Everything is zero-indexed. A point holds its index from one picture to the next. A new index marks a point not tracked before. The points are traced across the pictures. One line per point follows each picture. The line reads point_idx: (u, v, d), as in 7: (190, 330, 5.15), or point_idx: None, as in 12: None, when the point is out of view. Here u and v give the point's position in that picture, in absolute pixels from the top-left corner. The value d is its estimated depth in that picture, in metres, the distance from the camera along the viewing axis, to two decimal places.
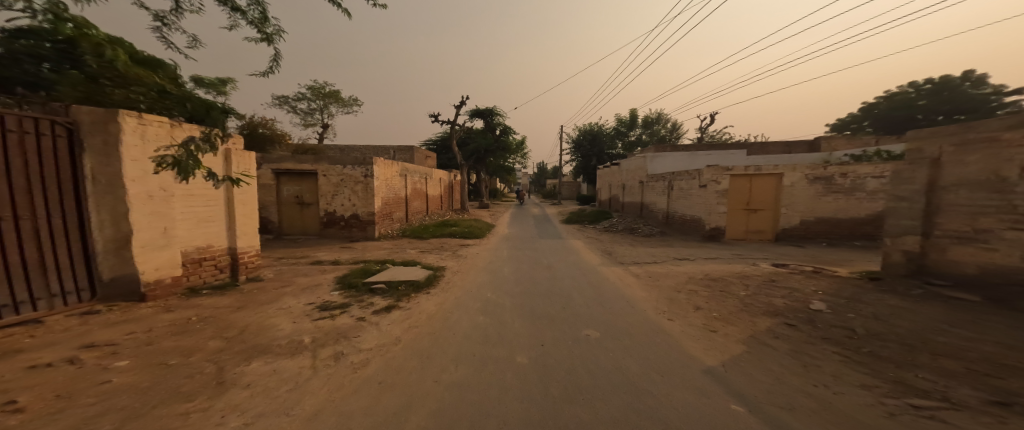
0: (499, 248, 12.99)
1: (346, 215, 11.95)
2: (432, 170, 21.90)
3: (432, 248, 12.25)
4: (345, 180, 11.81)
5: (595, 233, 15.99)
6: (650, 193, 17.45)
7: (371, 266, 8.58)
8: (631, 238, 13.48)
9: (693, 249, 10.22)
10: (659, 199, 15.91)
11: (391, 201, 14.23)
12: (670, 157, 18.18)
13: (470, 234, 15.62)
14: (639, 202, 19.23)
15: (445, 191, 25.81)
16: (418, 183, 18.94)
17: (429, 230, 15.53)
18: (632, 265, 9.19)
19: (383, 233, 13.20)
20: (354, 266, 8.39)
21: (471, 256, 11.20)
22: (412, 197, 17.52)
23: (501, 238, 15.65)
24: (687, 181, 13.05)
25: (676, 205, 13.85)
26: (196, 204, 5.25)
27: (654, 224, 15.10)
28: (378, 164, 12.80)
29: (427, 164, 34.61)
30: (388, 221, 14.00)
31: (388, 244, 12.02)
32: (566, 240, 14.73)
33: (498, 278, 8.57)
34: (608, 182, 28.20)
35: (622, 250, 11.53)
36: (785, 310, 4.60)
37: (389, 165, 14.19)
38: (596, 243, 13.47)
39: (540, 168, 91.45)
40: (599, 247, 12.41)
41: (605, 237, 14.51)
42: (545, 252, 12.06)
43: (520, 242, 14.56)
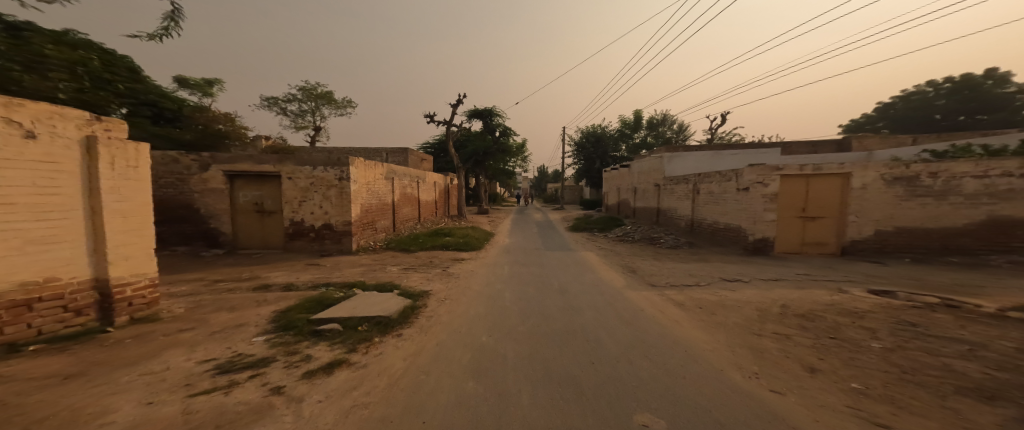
0: (499, 264, 10.99)
1: (316, 225, 9.99)
2: (425, 174, 20.03)
3: (419, 265, 10.28)
4: (315, 184, 9.85)
5: (609, 243, 14.02)
6: (669, 197, 15.49)
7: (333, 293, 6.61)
8: (653, 250, 11.52)
9: (741, 267, 8.23)
10: (682, 204, 13.97)
11: (374, 208, 12.30)
12: (690, 157, 16.27)
13: (465, 245, 13.67)
14: (655, 208, 17.29)
15: (440, 196, 23.89)
16: (409, 187, 17.04)
17: (419, 242, 13.59)
18: (668, 289, 7.19)
19: (364, 246, 11.28)
20: (309, 294, 6.40)
21: (465, 276, 9.22)
22: (401, 203, 15.60)
23: (501, 251, 13.66)
24: (720, 184, 11.10)
25: (705, 212, 11.92)
26: (16, 218, 3.45)
27: (677, 233, 13.13)
28: (356, 166, 10.89)
29: (422, 167, 32.78)
30: (371, 231, 12.08)
31: (367, 260, 10.05)
32: (577, 253, 12.72)
33: (498, 310, 6.59)
34: (615, 186, 26.33)
35: (648, 266, 9.53)
36: (1001, 391, 2.65)
37: (371, 167, 12.27)
38: (613, 256, 11.46)
39: (540, 173, 89.69)
40: (618, 262, 10.42)
41: (622, 249, 12.53)
42: (554, 269, 10.08)
43: (523, 256, 12.57)
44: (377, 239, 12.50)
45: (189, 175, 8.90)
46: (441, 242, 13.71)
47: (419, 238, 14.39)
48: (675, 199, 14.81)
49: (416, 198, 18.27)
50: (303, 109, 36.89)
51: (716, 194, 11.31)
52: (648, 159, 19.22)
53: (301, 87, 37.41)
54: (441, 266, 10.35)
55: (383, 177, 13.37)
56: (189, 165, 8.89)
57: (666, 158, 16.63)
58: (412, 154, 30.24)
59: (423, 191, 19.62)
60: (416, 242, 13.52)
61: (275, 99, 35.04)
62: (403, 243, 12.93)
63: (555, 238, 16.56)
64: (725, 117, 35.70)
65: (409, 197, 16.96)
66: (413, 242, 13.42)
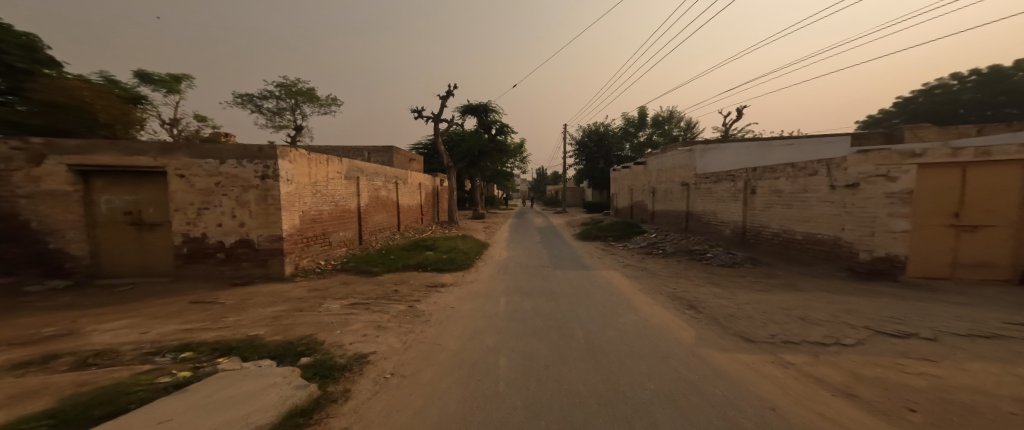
0: (491, 296, 7.81)
1: (225, 243, 6.84)
2: (406, 174, 17.04)
3: (377, 297, 7.14)
4: (222, 183, 6.71)
5: (634, 258, 10.96)
6: (704, 199, 12.50)
7: (164, 372, 3.38)
8: (701, 269, 8.51)
9: (878, 305, 5.14)
10: (726, 208, 10.90)
11: (326, 216, 9.18)
12: (727, 150, 13.24)
13: (449, 263, 10.58)
14: (683, 212, 14.22)
15: (426, 200, 20.80)
16: (384, 189, 14.01)
17: (392, 259, 10.57)
18: (792, 348, 4.08)
19: (308, 267, 8.18)
20: (111, 374, 3.23)
21: (439, 322, 6.06)
22: (371, 210, 12.55)
23: (494, 271, 10.49)
24: (796, 180, 8.09)
25: (769, 217, 8.93)
26: None
27: (725, 245, 10.07)
28: (297, 158, 7.88)
29: (410, 167, 29.99)
30: (321, 247, 8.98)
31: (301, 290, 6.91)
32: (596, 275, 9.57)
33: (487, 407, 3.48)
34: (625, 186, 23.58)
35: (712, 298, 6.41)
36: None
37: (328, 163, 9.33)
38: (650, 280, 8.33)
39: (540, 174, 86.64)
40: (662, 291, 7.30)
41: (656, 267, 9.45)
42: (572, 305, 6.94)
43: (526, 279, 9.43)
44: (332, 257, 9.42)
45: (10, 172, 5.81)
46: (418, 259, 10.65)
47: (392, 254, 11.32)
48: (714, 201, 11.76)
49: (394, 203, 15.23)
50: (279, 108, 34.28)
51: (789, 194, 8.28)
52: (670, 154, 16.18)
53: (279, 83, 34.72)
54: (409, 299, 7.21)
55: (343, 176, 10.33)
56: (9, 157, 5.82)
57: (697, 151, 13.60)
58: (398, 154, 27.25)
59: (404, 195, 16.54)
60: (387, 259, 10.49)
61: (250, 95, 32.37)
62: (367, 261, 9.85)
63: (563, 251, 13.49)
64: (740, 111, 32.75)
65: (384, 202, 13.90)
66: (382, 259, 10.36)
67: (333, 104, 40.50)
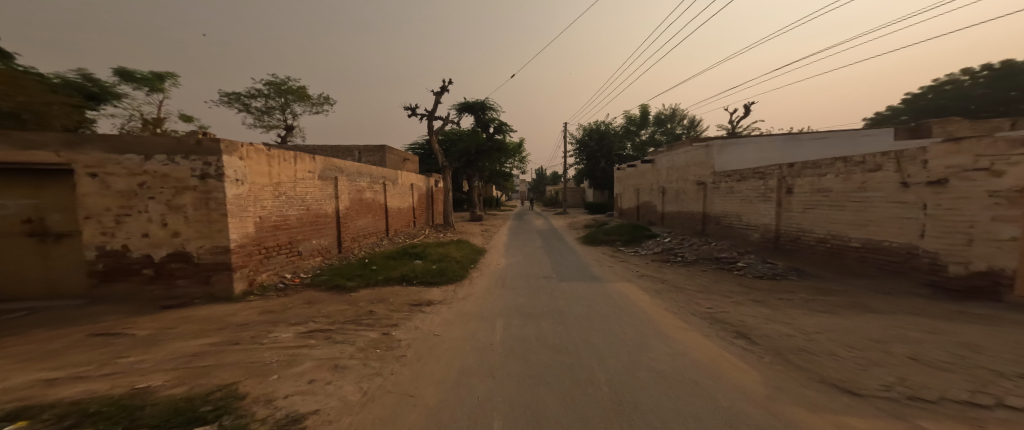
0: (485, 321, 6.49)
1: (154, 257, 5.54)
2: (396, 174, 15.76)
3: (344, 321, 5.79)
4: (148, 184, 5.43)
5: (649, 267, 9.64)
6: (725, 199, 11.21)
7: None
8: (734, 281, 7.21)
9: (1004, 337, 3.82)
10: (753, 209, 9.60)
11: (295, 223, 7.86)
12: (749, 146, 11.89)
13: (438, 275, 9.26)
14: (699, 214, 12.90)
15: (419, 202, 19.50)
16: (370, 191, 12.72)
17: (374, 270, 9.23)
18: (940, 412, 2.70)
19: (268, 283, 6.84)
20: None
21: (417, 360, 4.72)
22: (353, 213, 11.24)
23: (490, 285, 9.13)
24: (850, 176, 6.79)
25: (812, 220, 7.62)
26: None
27: (756, 252, 8.74)
28: (255, 153, 6.53)
29: (405, 167, 28.82)
30: (287, 258, 7.65)
31: (249, 313, 5.56)
32: (608, 289, 8.25)
33: None
34: (630, 186, 22.49)
35: (762, 322, 5.08)
36: None
37: (299, 160, 8.02)
38: (674, 295, 7.01)
39: (540, 175, 85.43)
40: (693, 311, 5.98)
41: (678, 278, 8.13)
42: (585, 333, 5.63)
43: (527, 296, 8.11)
44: (301, 270, 8.08)
45: None
46: (404, 270, 9.33)
47: (375, 264, 9.99)
48: (737, 202, 10.45)
49: (382, 205, 13.92)
50: (268, 107, 33.28)
51: (840, 193, 6.97)
52: (681, 151, 14.91)
53: (267, 81, 33.72)
54: (384, 324, 5.86)
55: (320, 176, 8.99)
56: None
57: (714, 147, 12.29)
58: (391, 154, 26.03)
59: (393, 197, 15.24)
60: (369, 270, 9.15)
61: (238, 94, 31.37)
62: (344, 274, 8.51)
63: (568, 258, 12.17)
64: (748, 107, 31.50)
65: (370, 205, 12.58)
66: (361, 270, 9.03)
67: (326, 103, 39.52)
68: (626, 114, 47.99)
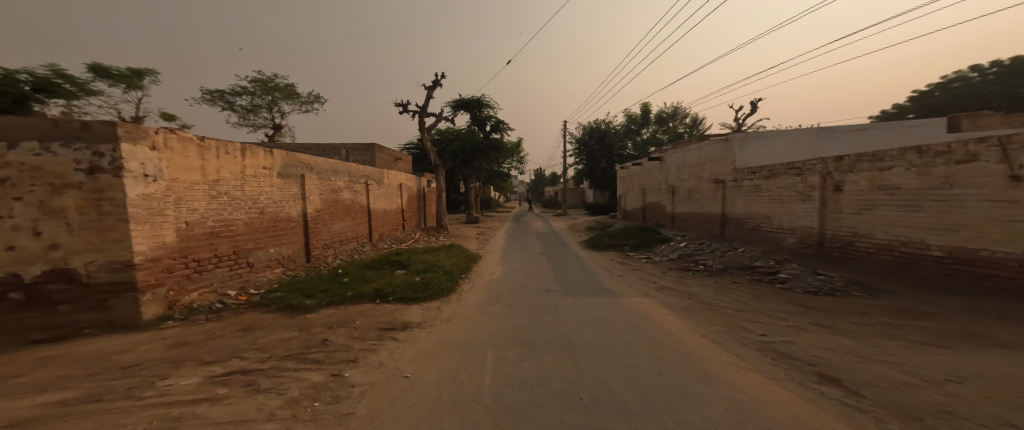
0: (474, 354, 5.07)
1: (25, 275, 4.24)
2: (381, 174, 14.43)
3: (281, 354, 4.37)
4: (17, 181, 4.16)
5: (666, 278, 8.25)
6: (749, 199, 9.85)
7: None
8: (778, 297, 5.84)
9: None
10: (785, 210, 8.24)
11: (244, 230, 6.49)
12: (778, 139, 10.30)
13: (420, 291, 7.82)
14: (717, 216, 11.51)
15: (409, 204, 18.06)
16: (349, 192, 11.35)
17: (345, 284, 7.77)
18: None
19: (197, 304, 5.39)
20: None
21: (369, 421, 3.30)
22: (327, 218, 9.85)
23: (481, 302, 7.71)
24: (929, 170, 5.44)
25: (870, 222, 6.28)
26: None
27: (795, 261, 7.35)
28: (177, 143, 5.14)
29: (397, 167, 27.50)
30: (230, 271, 6.20)
31: (150, 347, 4.18)
32: (622, 306, 6.86)
33: None
34: (634, 186, 21.25)
35: (846, 356, 3.70)
36: None
37: (249, 154, 6.58)
38: (707, 314, 5.62)
39: (539, 175, 84.38)
40: (739, 336, 4.60)
41: (706, 292, 6.74)
42: (601, 374, 4.23)
43: (526, 316, 6.71)
44: (251, 285, 6.63)
45: None
46: (381, 284, 7.88)
47: (348, 275, 8.53)
48: (764, 201, 9.07)
49: (364, 208, 12.50)
50: (253, 105, 32.03)
51: (913, 191, 5.63)
52: (693, 147, 13.58)
53: (254, 78, 32.45)
54: (334, 360, 4.45)
55: (279, 172, 7.57)
56: None
57: (734, 139, 10.88)
58: (381, 153, 24.66)
59: (378, 199, 13.80)
60: (338, 283, 7.69)
61: (221, 91, 30.12)
62: (305, 288, 7.03)
63: (572, 267, 10.75)
64: (754, 103, 30.26)
65: (349, 207, 11.14)
66: (328, 284, 7.56)
67: (316, 102, 38.26)
68: (627, 113, 46.77)
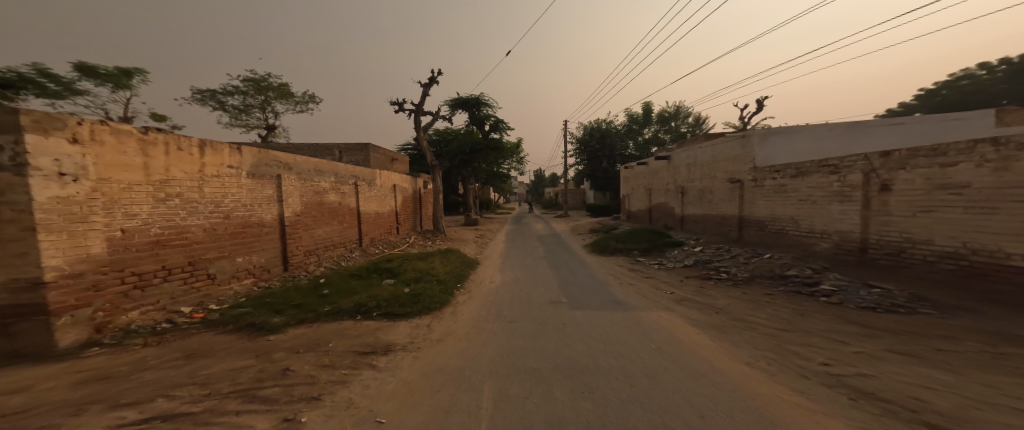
0: (467, 388, 4.16)
1: None
2: (373, 174, 13.55)
3: (225, 391, 3.47)
4: None
5: (685, 288, 7.36)
6: (772, 199, 8.96)
7: None
8: (828, 312, 4.94)
9: None
10: (817, 211, 7.37)
11: (203, 237, 5.63)
12: (805, 135, 9.31)
13: (409, 305, 6.93)
14: (733, 218, 10.63)
15: (403, 206, 17.19)
16: (336, 194, 10.45)
17: (324, 296, 6.87)
18: None
19: (135, 326, 4.51)
20: None
21: None
22: (309, 222, 8.94)
23: (478, 318, 6.79)
24: (1011, 166, 4.59)
25: (930, 226, 5.41)
26: None
27: (835, 269, 6.45)
28: (110, 136, 4.31)
29: (393, 168, 26.64)
30: (183, 285, 5.34)
31: (54, 384, 3.28)
32: (639, 322, 5.97)
33: None
34: (640, 187, 20.39)
35: (958, 401, 2.81)
36: None
37: (209, 150, 5.74)
38: (744, 332, 4.74)
39: (539, 176, 83.58)
40: (794, 365, 3.72)
41: (736, 305, 5.85)
42: (630, 417, 3.31)
43: (529, 336, 5.80)
44: (211, 300, 5.74)
45: None
46: (364, 297, 6.99)
47: (329, 286, 7.63)
48: (790, 202, 8.20)
49: (354, 211, 11.64)
50: (245, 104, 31.29)
51: (988, 190, 4.77)
52: (705, 145, 12.73)
53: (246, 77, 31.68)
54: (292, 398, 3.55)
55: (249, 172, 6.70)
56: None
57: (752, 135, 10.02)
58: (376, 153, 23.84)
59: (370, 201, 12.94)
60: (316, 296, 6.80)
61: (212, 90, 29.35)
62: (275, 303, 6.13)
63: (578, 276, 9.84)
64: (761, 102, 29.47)
65: (336, 210, 10.27)
66: (305, 297, 6.66)
67: (312, 103, 37.49)
68: (628, 113, 46.00)
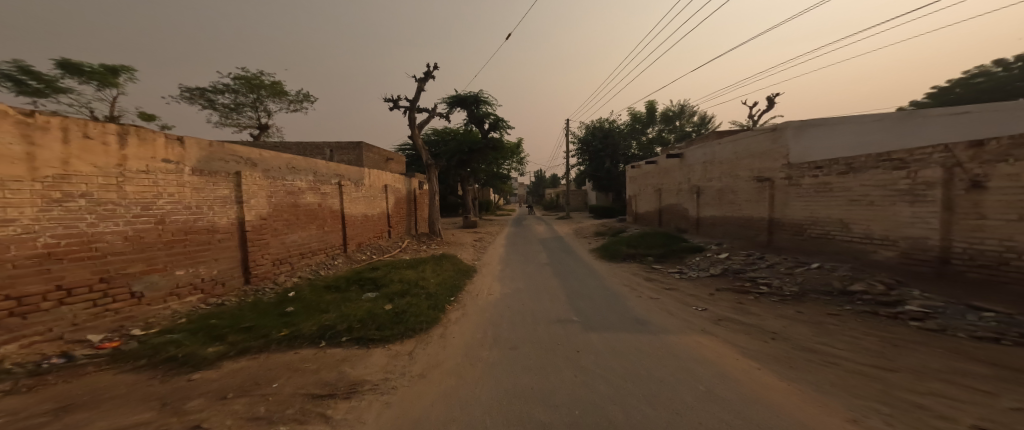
0: None
1: None
2: (362, 173, 12.43)
3: None
4: None
5: (719, 303, 6.17)
6: (810, 199, 7.77)
7: None
8: (931, 344, 3.75)
9: None
10: (876, 213, 6.23)
11: (123, 247, 4.58)
12: (840, 128, 7.78)
13: (387, 325, 5.76)
14: (762, 220, 9.44)
15: (396, 208, 16.05)
16: (317, 195, 9.32)
17: (285, 315, 5.71)
18: None
19: (7, 366, 3.44)
20: None
21: None
22: (282, 227, 7.80)
23: (469, 344, 5.63)
24: None
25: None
26: None
27: (909, 284, 5.25)
28: None
29: (388, 168, 25.55)
30: (92, 309, 4.28)
31: None
32: (667, 348, 4.81)
33: None
34: (648, 187, 19.23)
35: None
36: None
37: (130, 140, 4.66)
38: (822, 368, 3.56)
39: (540, 177, 82.37)
40: (926, 427, 2.55)
41: (793, 327, 4.68)
42: None
43: (529, 371, 4.65)
44: (133, 324, 4.65)
45: None
46: (335, 315, 5.83)
47: (297, 301, 6.46)
48: (837, 201, 7.02)
49: (337, 213, 10.50)
50: (236, 103, 30.29)
51: None
52: (724, 141, 11.59)
53: (238, 76, 30.77)
54: None
55: (196, 169, 5.59)
56: None
57: (784, 128, 8.88)
58: (370, 152, 22.74)
59: (357, 203, 11.79)
60: (276, 314, 5.64)
61: (202, 88, 28.51)
62: (220, 325, 4.98)
63: (587, 288, 8.66)
64: (772, 99, 28.35)
65: (315, 214, 9.12)
66: (260, 317, 5.50)
67: (306, 101, 36.59)
68: (631, 112, 44.93)
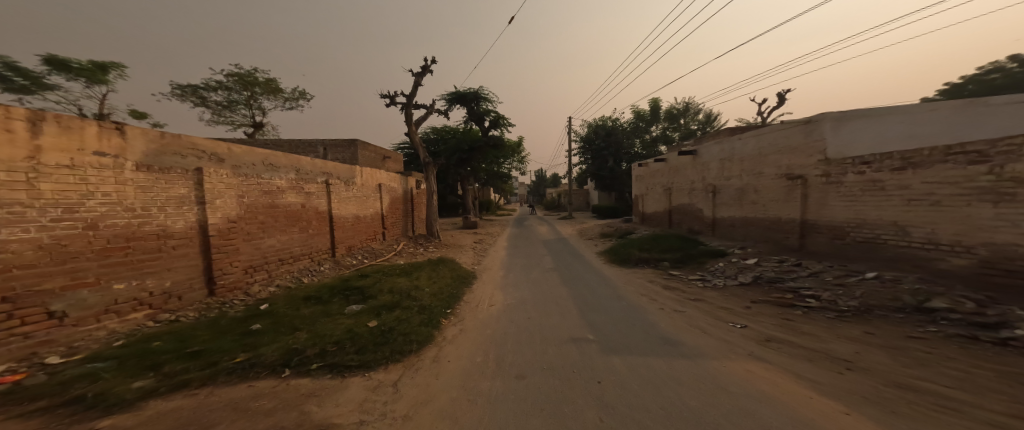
0: None
1: None
2: (353, 171, 11.57)
3: None
4: None
5: (762, 318, 5.28)
6: (858, 200, 6.95)
7: None
8: None
9: None
10: (942, 215, 5.58)
11: (33, 256, 3.68)
12: (894, 119, 6.82)
13: (370, 348, 4.86)
14: (792, 222, 8.57)
15: (391, 208, 15.19)
16: (301, 195, 8.45)
17: (248, 334, 4.80)
18: None
19: None
20: None
21: None
22: (259, 231, 6.92)
23: (466, 371, 4.73)
24: None
25: None
26: None
27: (1004, 300, 4.41)
28: None
29: (384, 166, 24.69)
30: None
31: None
32: (709, 378, 3.89)
33: None
34: (657, 186, 18.35)
35: None
36: None
37: (46, 128, 3.79)
38: (941, 418, 2.70)
39: (541, 177, 81.49)
40: None
41: (871, 355, 3.80)
42: None
43: (541, 411, 3.70)
44: (52, 350, 3.75)
45: None
46: (308, 335, 4.92)
47: (267, 317, 5.55)
48: (892, 202, 6.33)
49: (324, 215, 9.58)
50: (229, 100, 29.59)
51: None
52: (745, 135, 10.70)
53: (231, 72, 29.95)
54: None
55: (139, 164, 4.68)
56: None
57: (818, 120, 7.96)
58: (365, 150, 21.89)
59: (346, 203, 10.89)
60: (237, 334, 4.74)
61: (194, 85, 27.75)
62: (162, 350, 4.08)
63: (600, 299, 7.73)
64: (781, 95, 27.52)
65: (297, 215, 8.21)
66: (217, 337, 4.59)
67: (302, 99, 35.75)
68: (634, 110, 44.08)
